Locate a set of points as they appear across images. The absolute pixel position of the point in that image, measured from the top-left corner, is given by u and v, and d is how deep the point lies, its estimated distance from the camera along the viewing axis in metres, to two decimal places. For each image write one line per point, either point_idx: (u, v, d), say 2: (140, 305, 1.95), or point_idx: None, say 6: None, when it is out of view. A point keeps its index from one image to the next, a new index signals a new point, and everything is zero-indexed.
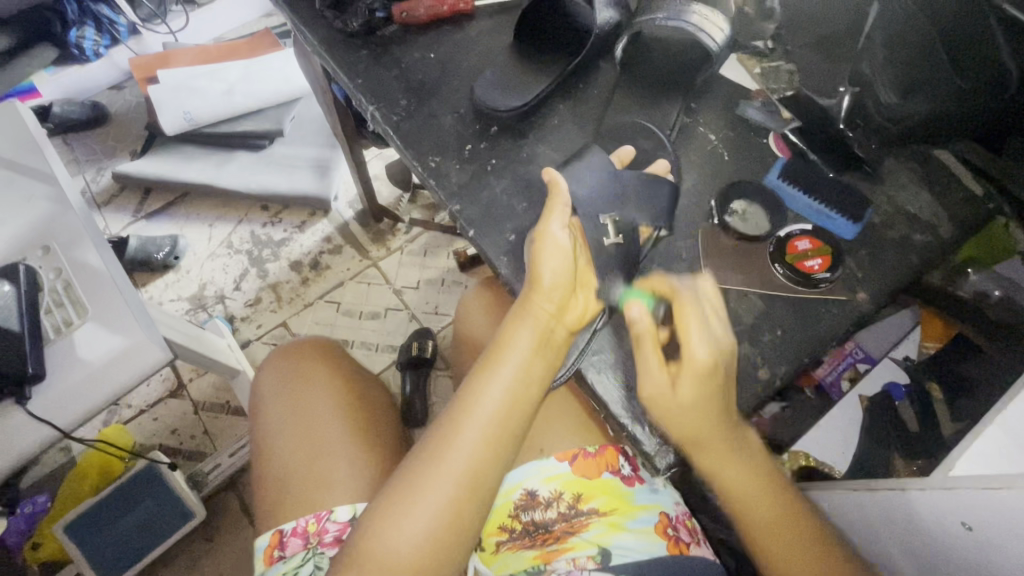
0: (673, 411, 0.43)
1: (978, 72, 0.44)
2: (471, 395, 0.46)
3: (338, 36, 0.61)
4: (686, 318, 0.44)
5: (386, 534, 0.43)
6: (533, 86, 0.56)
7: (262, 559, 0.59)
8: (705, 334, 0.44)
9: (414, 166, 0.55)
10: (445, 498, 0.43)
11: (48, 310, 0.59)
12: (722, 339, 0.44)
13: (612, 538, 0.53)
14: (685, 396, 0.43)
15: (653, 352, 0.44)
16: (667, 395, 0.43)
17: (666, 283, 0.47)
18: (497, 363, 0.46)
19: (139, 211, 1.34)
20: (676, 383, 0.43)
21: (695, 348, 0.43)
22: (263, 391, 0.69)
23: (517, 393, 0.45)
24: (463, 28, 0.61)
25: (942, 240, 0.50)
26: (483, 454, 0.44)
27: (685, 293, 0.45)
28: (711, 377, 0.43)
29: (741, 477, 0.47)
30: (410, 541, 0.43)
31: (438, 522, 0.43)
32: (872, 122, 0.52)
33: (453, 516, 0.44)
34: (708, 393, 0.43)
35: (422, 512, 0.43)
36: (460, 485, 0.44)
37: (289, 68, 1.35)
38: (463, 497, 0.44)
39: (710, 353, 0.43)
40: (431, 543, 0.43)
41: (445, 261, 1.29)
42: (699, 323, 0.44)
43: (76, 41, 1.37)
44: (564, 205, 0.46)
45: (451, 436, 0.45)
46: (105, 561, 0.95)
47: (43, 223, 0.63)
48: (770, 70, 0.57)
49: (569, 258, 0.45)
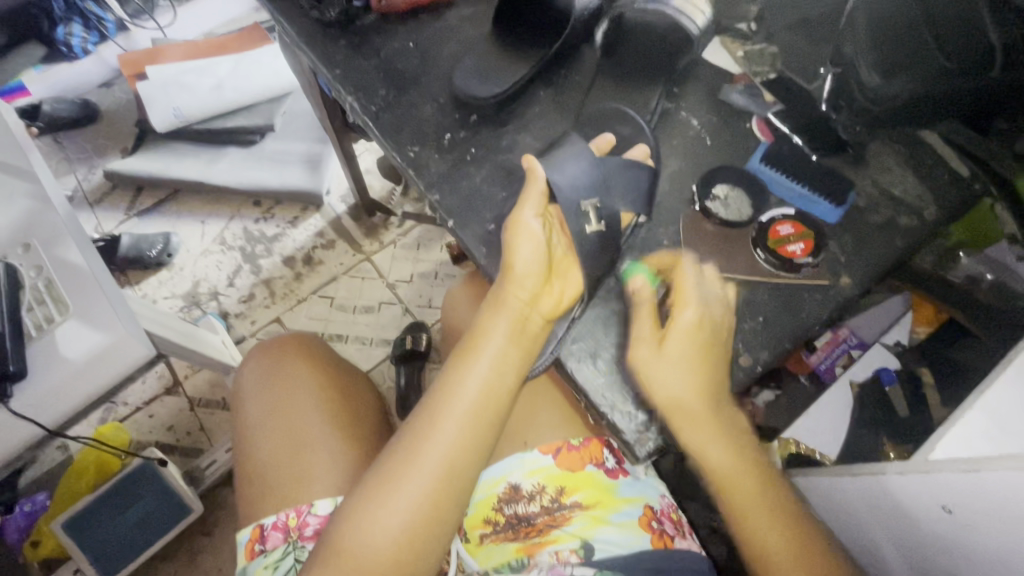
0: (662, 371, 0.44)
1: (963, 52, 0.43)
2: (447, 387, 0.45)
3: (316, 26, 0.60)
4: (684, 283, 0.46)
5: (362, 527, 0.43)
6: (513, 73, 0.55)
7: (244, 553, 0.59)
8: (698, 300, 0.45)
9: (394, 157, 0.55)
10: (421, 490, 0.43)
11: (29, 307, 0.58)
12: (716, 306, 0.46)
13: (595, 531, 0.53)
14: (671, 353, 0.44)
15: (648, 315, 0.45)
16: (656, 352, 0.44)
17: (667, 256, 0.48)
18: (473, 355, 0.46)
19: (131, 209, 1.34)
20: (663, 345, 0.45)
21: (686, 311, 0.44)
22: (246, 385, 0.69)
23: (493, 383, 0.45)
24: (443, 16, 0.60)
25: (926, 222, 0.50)
26: (460, 446, 0.44)
27: (687, 265, 0.47)
28: (697, 339, 0.45)
29: (727, 455, 0.47)
30: (387, 531, 0.43)
31: (415, 514, 0.43)
32: (856, 104, 0.51)
33: (431, 507, 0.43)
34: (697, 351, 0.45)
35: (399, 503, 0.43)
36: (436, 477, 0.44)
37: (278, 62, 1.34)
38: (439, 489, 0.44)
39: (698, 314, 0.45)
40: (409, 536, 0.43)
41: (438, 254, 1.29)
42: (694, 289, 0.46)
43: (65, 39, 1.38)
44: (539, 193, 0.46)
45: (428, 428, 0.44)
46: (105, 556, 0.96)
47: (24, 221, 0.62)
48: (753, 53, 0.56)
49: (542, 246, 0.45)
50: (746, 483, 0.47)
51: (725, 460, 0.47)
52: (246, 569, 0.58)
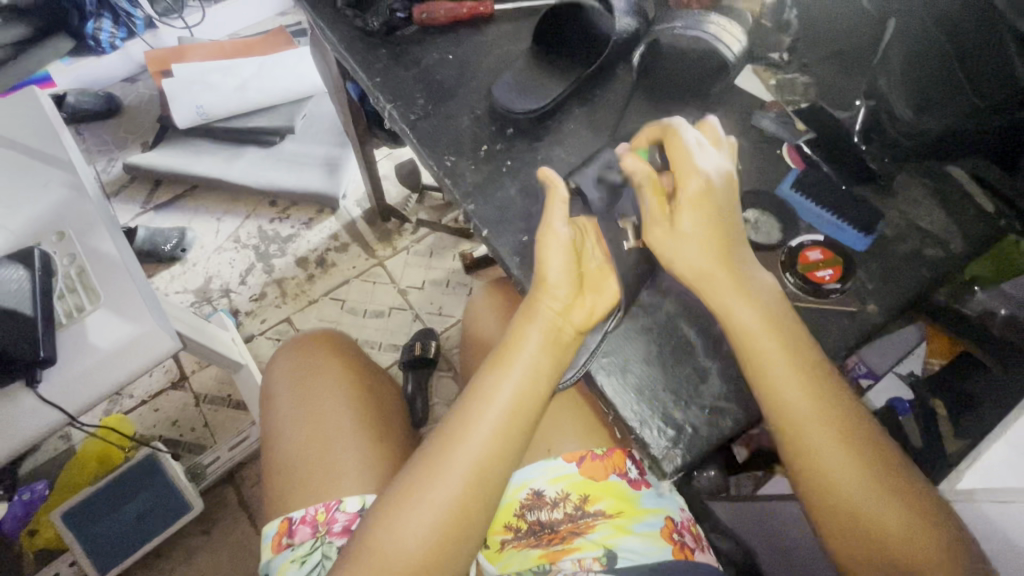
0: (679, 245, 0.45)
1: (994, 92, 0.45)
2: (482, 392, 0.46)
3: (358, 34, 0.62)
4: (679, 150, 0.46)
5: (392, 529, 0.43)
6: (550, 90, 0.56)
7: (270, 545, 0.59)
8: (698, 165, 0.46)
9: (430, 165, 0.56)
10: (451, 490, 0.44)
11: (61, 295, 0.59)
12: (718, 172, 0.46)
13: (618, 540, 0.53)
14: (684, 227, 0.45)
15: (651, 193, 0.46)
16: (667, 230, 0.46)
17: (656, 128, 0.49)
18: (507, 360, 0.47)
19: (149, 202, 1.35)
20: (675, 219, 0.46)
21: (689, 180, 0.46)
22: (274, 378, 0.70)
23: (526, 391, 0.46)
24: (481, 31, 0.62)
25: (953, 255, 0.50)
26: (493, 450, 0.45)
27: (677, 129, 0.47)
28: (707, 206, 0.46)
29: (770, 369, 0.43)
30: (420, 532, 0.43)
31: (446, 516, 0.43)
32: (886, 137, 0.53)
33: (459, 511, 0.44)
34: (707, 224, 0.45)
35: (428, 507, 0.43)
36: (467, 480, 0.44)
37: (302, 65, 1.37)
38: (470, 492, 0.44)
39: (702, 182, 0.46)
40: (437, 536, 0.43)
41: (451, 262, 1.30)
42: (690, 152, 0.46)
43: (93, 33, 1.38)
44: (564, 199, 0.47)
45: (461, 432, 0.45)
46: (101, 550, 0.95)
47: (59, 209, 0.64)
48: (785, 82, 0.58)
49: (569, 253, 0.47)
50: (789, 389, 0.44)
51: (750, 326, 0.44)
52: (272, 562, 0.59)
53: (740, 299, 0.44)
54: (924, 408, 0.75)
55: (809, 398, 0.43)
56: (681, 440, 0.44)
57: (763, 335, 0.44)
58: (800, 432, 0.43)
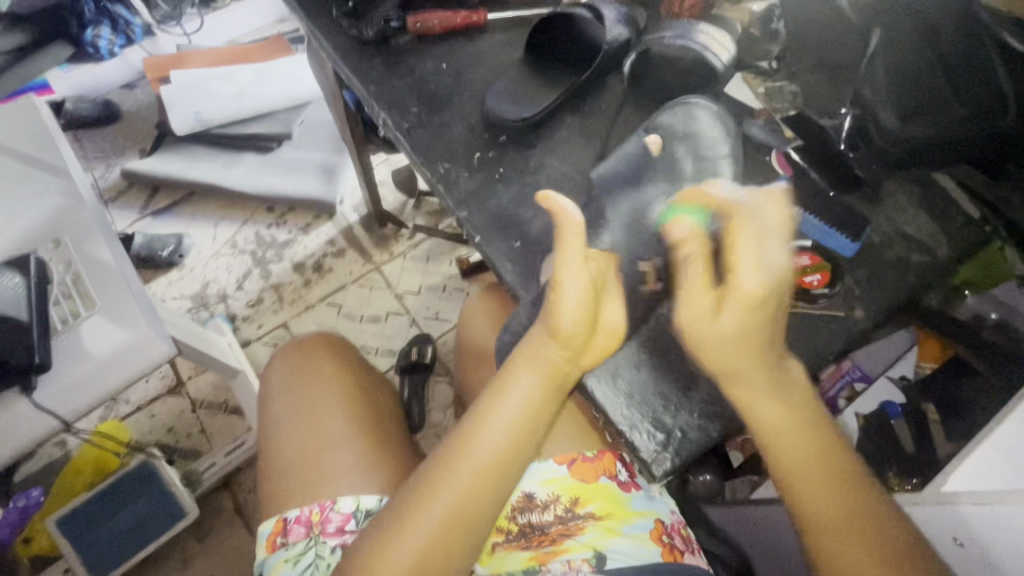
0: (713, 342, 0.42)
1: (976, 98, 0.48)
2: (479, 417, 0.48)
3: (353, 43, 0.63)
4: (739, 234, 0.42)
5: (397, 541, 0.45)
6: (542, 99, 0.57)
7: (265, 544, 0.60)
8: (758, 260, 0.42)
9: (423, 173, 0.56)
10: (444, 510, 0.45)
11: (57, 302, 0.60)
12: (778, 268, 0.42)
13: (607, 542, 0.53)
14: (726, 325, 0.42)
15: (698, 269, 0.43)
16: (708, 318, 0.42)
17: (719, 194, 0.45)
18: (501, 393, 0.48)
19: (146, 209, 1.35)
20: (719, 312, 0.42)
21: (746, 275, 0.41)
22: (273, 380, 0.71)
23: (531, 408, 0.47)
24: (475, 40, 0.63)
25: (939, 260, 0.51)
26: (494, 463, 0.47)
27: (744, 206, 0.43)
28: (756, 305, 0.41)
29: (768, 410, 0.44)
30: (421, 544, 0.45)
31: (446, 525, 0.45)
32: (873, 145, 0.53)
33: (460, 518, 0.46)
34: (754, 323, 0.42)
35: (430, 518, 0.45)
36: (469, 489, 0.46)
37: (300, 73, 1.38)
38: (469, 503, 0.46)
39: (761, 281, 0.41)
40: (428, 556, 0.45)
41: (447, 267, 1.30)
42: (752, 239, 0.42)
43: (92, 41, 1.40)
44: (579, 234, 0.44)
45: (467, 445, 0.47)
46: (94, 556, 0.94)
47: (56, 217, 0.64)
48: (774, 90, 0.58)
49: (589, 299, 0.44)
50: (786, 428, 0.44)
51: (768, 410, 0.44)
52: (266, 561, 0.59)
53: (775, 403, 0.44)
54: (915, 410, 0.75)
55: (798, 435, 0.45)
56: (670, 444, 0.45)
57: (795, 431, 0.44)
58: (823, 526, 0.44)
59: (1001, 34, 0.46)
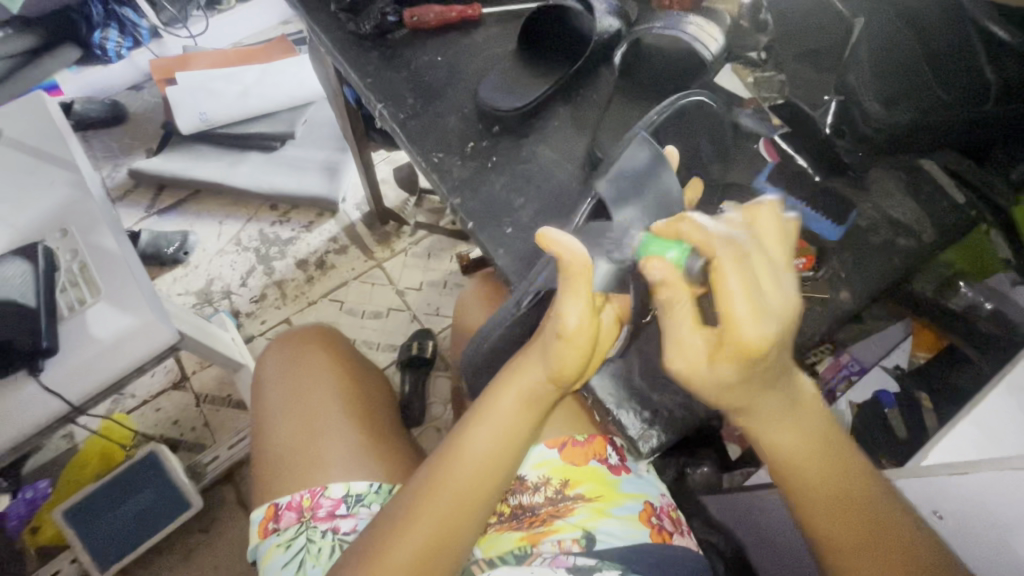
0: (713, 387, 0.41)
1: (960, 83, 0.51)
2: (475, 418, 0.49)
3: (350, 37, 0.64)
4: (724, 277, 0.37)
5: (394, 546, 0.45)
6: (533, 89, 0.58)
7: (258, 530, 0.61)
8: (755, 306, 0.37)
9: (418, 162, 0.57)
10: (439, 512, 0.46)
11: (63, 289, 0.61)
12: (775, 309, 0.38)
13: (597, 523, 0.54)
14: (722, 375, 0.39)
15: (686, 318, 0.40)
16: (699, 372, 0.40)
17: (697, 230, 0.39)
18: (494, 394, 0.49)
19: (152, 207, 1.38)
20: (713, 364, 0.40)
21: (745, 324, 0.37)
22: (267, 374, 0.72)
23: (523, 409, 0.49)
24: (470, 34, 0.64)
25: (925, 244, 0.51)
26: (486, 465, 0.48)
27: (724, 245, 0.38)
28: (751, 357, 0.38)
29: (783, 435, 0.43)
30: (414, 546, 0.45)
31: (438, 527, 0.46)
32: (858, 131, 0.54)
33: (452, 520, 0.46)
34: (750, 371, 0.39)
35: (424, 521, 0.46)
36: (462, 490, 0.47)
37: (303, 73, 1.40)
38: (461, 505, 0.47)
39: (761, 330, 0.37)
40: (424, 559, 0.45)
41: (448, 264, 1.31)
42: (743, 284, 0.37)
43: (100, 43, 1.43)
44: (588, 282, 0.42)
45: (459, 447, 0.48)
46: (98, 547, 0.96)
47: (62, 208, 0.66)
48: (763, 80, 0.59)
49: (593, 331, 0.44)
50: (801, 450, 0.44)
51: (783, 436, 0.43)
52: (259, 546, 0.61)
53: (788, 430, 0.43)
54: (909, 400, 0.75)
55: (814, 457, 0.44)
56: (657, 420, 0.47)
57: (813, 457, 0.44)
58: (834, 543, 0.43)
59: (982, 24, 0.49)
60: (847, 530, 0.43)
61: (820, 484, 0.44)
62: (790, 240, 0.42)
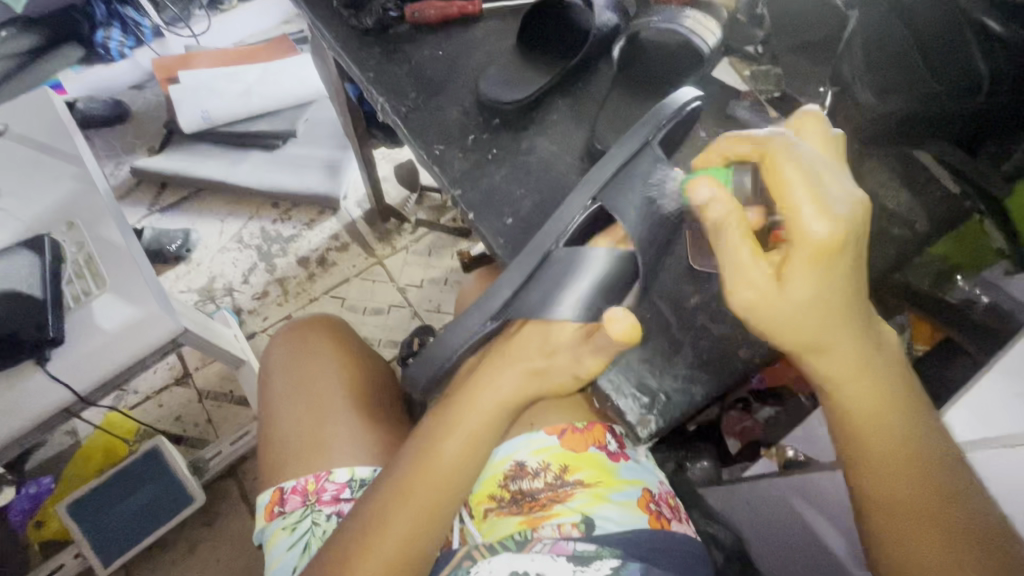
0: (788, 309, 0.40)
1: (950, 75, 0.51)
2: (462, 404, 0.51)
3: (352, 32, 0.65)
4: (779, 166, 0.39)
5: (381, 528, 0.47)
6: (534, 82, 0.59)
7: (264, 513, 0.63)
8: (821, 203, 0.38)
9: (420, 155, 0.58)
10: (425, 495, 0.48)
11: (70, 280, 0.62)
12: (844, 211, 0.38)
13: (595, 508, 0.55)
14: (796, 290, 0.39)
15: (743, 225, 0.40)
16: (772, 291, 0.40)
17: (744, 144, 0.43)
18: (485, 381, 0.51)
19: (154, 205, 1.39)
20: (786, 279, 0.39)
21: (812, 220, 0.38)
22: (272, 362, 0.73)
23: (510, 397, 0.51)
24: (470, 29, 0.65)
25: (919, 234, 0.52)
26: (466, 452, 0.49)
27: (775, 145, 0.41)
28: (824, 258, 0.38)
29: (858, 375, 0.43)
30: (402, 529, 0.47)
31: (422, 511, 0.48)
32: (855, 122, 0.55)
33: (435, 503, 0.48)
34: (826, 286, 0.39)
35: (411, 505, 0.48)
36: (449, 474, 0.49)
37: (304, 71, 1.41)
38: (445, 488, 0.49)
39: (829, 225, 0.38)
40: (412, 539, 0.47)
41: (449, 261, 1.32)
42: (796, 171, 0.39)
43: (104, 42, 1.45)
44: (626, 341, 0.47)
45: (444, 433, 0.50)
46: (103, 540, 0.97)
47: (69, 201, 0.67)
48: (759, 73, 0.61)
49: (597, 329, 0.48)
50: (872, 394, 0.43)
51: (857, 379, 0.43)
52: (265, 529, 0.62)
53: (863, 373, 0.43)
54: None
55: (882, 398, 0.43)
56: (654, 407, 0.48)
57: (888, 417, 0.43)
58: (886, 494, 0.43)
59: (977, 18, 0.48)
60: (903, 488, 0.43)
61: (883, 431, 0.43)
62: (840, 146, 0.43)
